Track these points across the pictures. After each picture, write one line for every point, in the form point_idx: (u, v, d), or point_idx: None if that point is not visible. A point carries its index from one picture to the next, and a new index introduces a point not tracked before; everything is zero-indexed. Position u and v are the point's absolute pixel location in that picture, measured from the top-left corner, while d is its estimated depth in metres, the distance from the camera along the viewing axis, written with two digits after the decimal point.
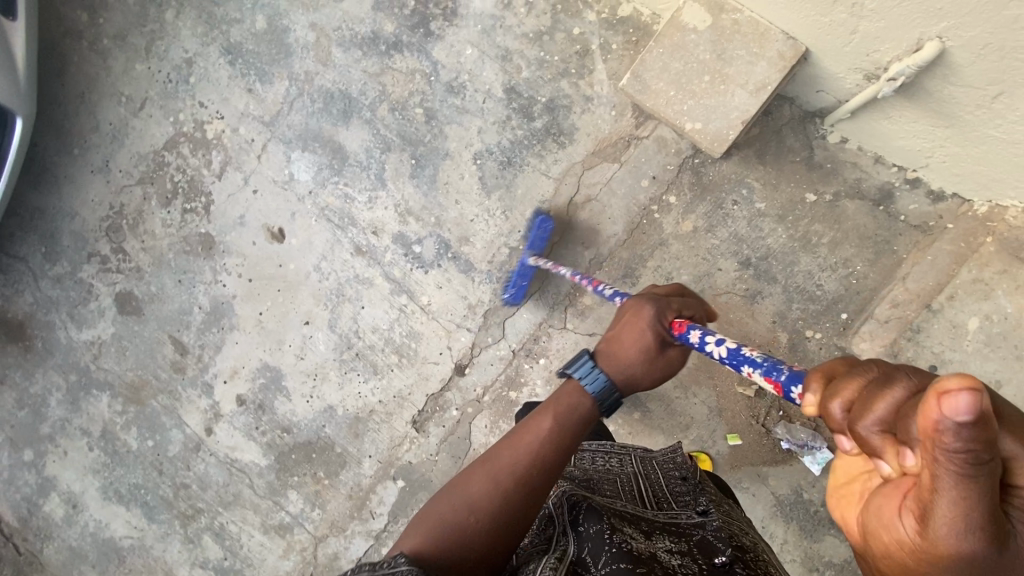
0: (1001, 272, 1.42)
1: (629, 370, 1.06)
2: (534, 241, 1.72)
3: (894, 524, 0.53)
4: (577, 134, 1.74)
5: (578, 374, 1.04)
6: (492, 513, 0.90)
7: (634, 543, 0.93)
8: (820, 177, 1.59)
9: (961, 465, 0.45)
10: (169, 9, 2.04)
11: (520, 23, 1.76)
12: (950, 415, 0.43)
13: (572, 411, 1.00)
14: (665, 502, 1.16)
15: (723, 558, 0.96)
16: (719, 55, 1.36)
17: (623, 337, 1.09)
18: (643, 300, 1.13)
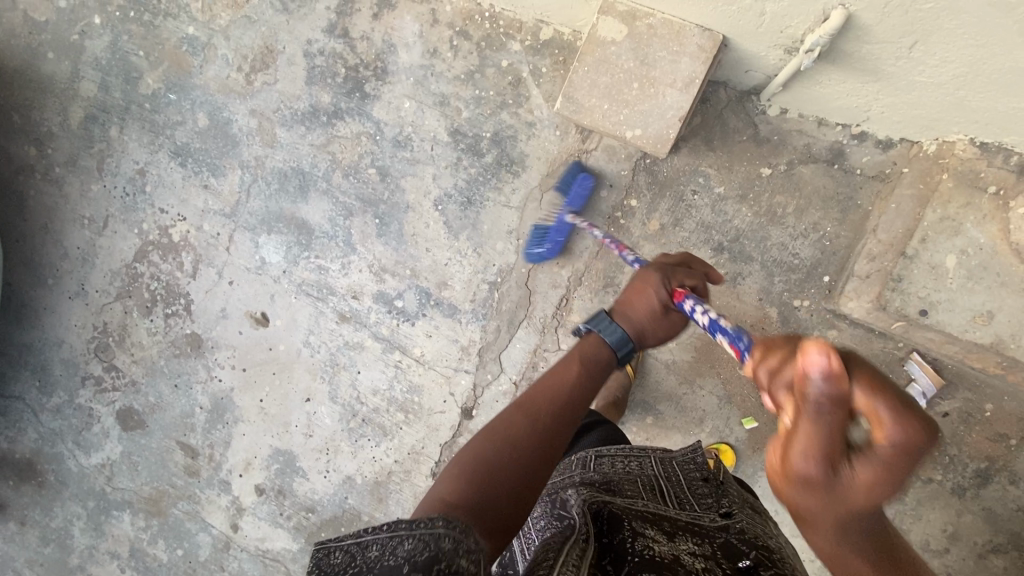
0: (965, 205, 1.41)
1: (638, 327, 1.15)
2: (574, 198, 1.71)
3: (773, 454, 0.64)
4: (528, 160, 1.77)
5: (596, 328, 1.15)
6: (530, 455, 0.95)
7: (655, 549, 0.96)
8: (770, 150, 1.61)
9: (819, 403, 0.57)
10: (112, 125, 2.07)
11: (450, 67, 1.80)
12: (814, 371, 0.57)
13: (595, 361, 1.11)
14: (687, 503, 1.17)
15: (745, 563, 0.99)
16: (643, 60, 1.38)
17: (633, 301, 1.17)
18: (652, 268, 1.19)
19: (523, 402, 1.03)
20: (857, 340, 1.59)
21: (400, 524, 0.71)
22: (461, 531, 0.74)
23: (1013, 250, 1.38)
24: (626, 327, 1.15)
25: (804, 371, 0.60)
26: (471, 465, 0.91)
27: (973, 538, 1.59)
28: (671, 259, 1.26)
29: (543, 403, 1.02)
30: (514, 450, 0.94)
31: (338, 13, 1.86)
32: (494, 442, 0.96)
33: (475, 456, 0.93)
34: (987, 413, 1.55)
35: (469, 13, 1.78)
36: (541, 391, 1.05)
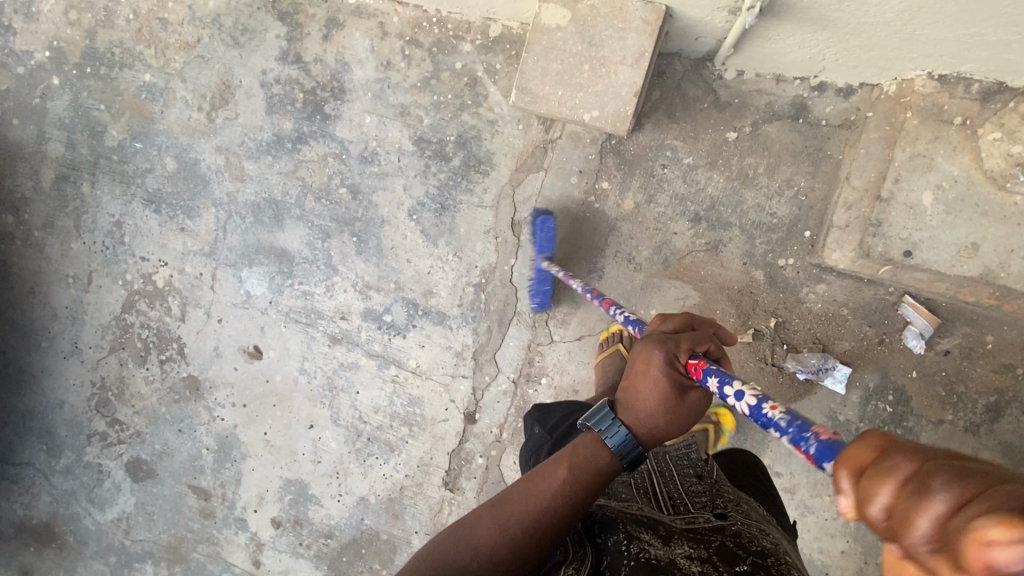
0: (933, 140, 1.38)
1: (647, 421, 1.10)
2: (543, 245, 1.67)
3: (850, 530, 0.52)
4: (495, 158, 1.76)
5: (599, 428, 1.11)
6: (493, 557, 0.97)
7: (651, 552, 0.94)
8: (733, 114, 1.60)
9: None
10: (84, 182, 2.08)
11: (405, 76, 1.80)
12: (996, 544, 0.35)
13: (587, 464, 1.08)
14: (681, 505, 1.16)
15: (744, 567, 0.94)
16: (590, 41, 1.37)
17: (638, 387, 1.11)
18: (651, 345, 1.12)
19: (505, 503, 1.05)
20: (847, 290, 1.58)
21: None
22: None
23: (990, 178, 1.36)
24: (628, 422, 1.10)
25: (919, 507, 0.43)
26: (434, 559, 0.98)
27: None
28: (674, 326, 1.18)
29: (522, 506, 1.03)
30: (476, 554, 0.98)
31: (288, 40, 1.87)
32: (459, 543, 1.00)
33: (434, 556, 0.99)
34: (989, 345, 1.53)
35: (417, 21, 1.78)
36: (523, 492, 1.06)
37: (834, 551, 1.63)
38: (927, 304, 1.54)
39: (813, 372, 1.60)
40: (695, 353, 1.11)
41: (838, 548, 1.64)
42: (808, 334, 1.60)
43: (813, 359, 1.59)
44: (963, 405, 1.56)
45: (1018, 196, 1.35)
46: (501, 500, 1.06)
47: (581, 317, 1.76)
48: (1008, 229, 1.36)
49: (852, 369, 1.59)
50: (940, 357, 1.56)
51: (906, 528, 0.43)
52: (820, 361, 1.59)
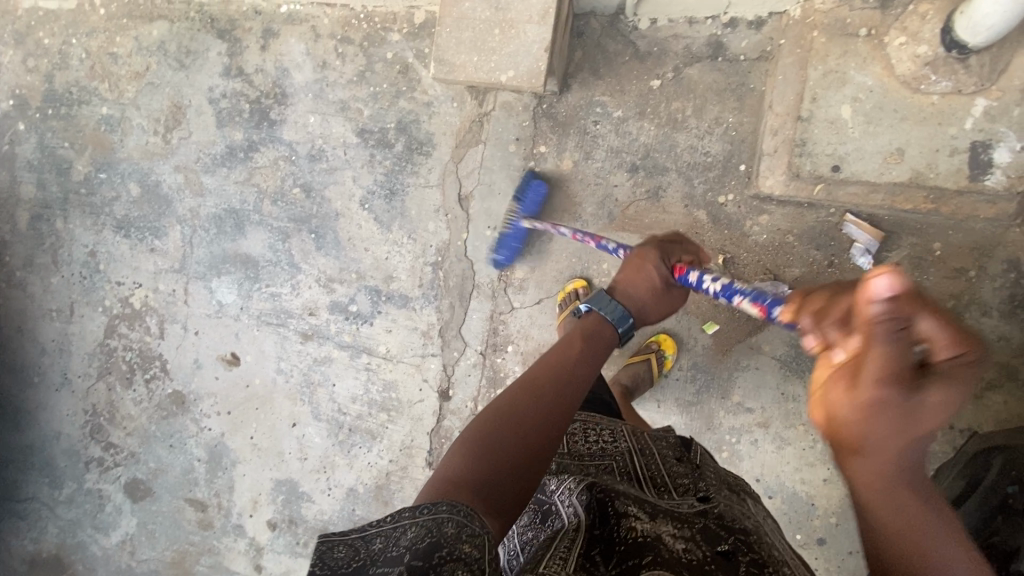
0: (843, 55, 1.41)
1: (640, 307, 1.21)
2: (529, 203, 1.72)
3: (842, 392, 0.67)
4: (435, 138, 1.82)
5: (598, 308, 1.18)
6: (535, 423, 0.90)
7: (637, 530, 0.91)
8: (653, 62, 1.64)
9: (883, 329, 0.60)
10: (56, 218, 2.17)
11: (341, 73, 1.87)
12: (879, 291, 0.59)
13: (597, 339, 1.11)
14: (665, 487, 1.08)
15: (725, 548, 0.90)
16: (497, 7, 1.44)
17: (633, 277, 1.23)
18: (648, 247, 1.27)
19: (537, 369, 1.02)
20: (790, 217, 1.60)
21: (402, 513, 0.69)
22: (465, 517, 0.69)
23: (903, 82, 1.38)
24: (626, 307, 1.20)
25: (858, 298, 0.63)
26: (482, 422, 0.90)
27: None
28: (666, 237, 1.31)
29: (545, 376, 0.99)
30: (517, 426, 0.89)
31: (229, 55, 1.96)
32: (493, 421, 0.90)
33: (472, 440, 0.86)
34: (938, 252, 1.53)
35: (346, 20, 1.86)
36: (542, 368, 1.02)
37: (816, 480, 1.64)
38: (870, 220, 1.55)
39: None
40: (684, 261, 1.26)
41: (819, 476, 1.64)
42: (758, 265, 1.62)
43: (764, 288, 1.60)
44: None
45: (935, 96, 1.38)
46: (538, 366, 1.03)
47: (537, 281, 1.79)
48: (929, 131, 1.38)
49: None
50: None
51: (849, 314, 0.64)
52: (772, 289, 1.61)
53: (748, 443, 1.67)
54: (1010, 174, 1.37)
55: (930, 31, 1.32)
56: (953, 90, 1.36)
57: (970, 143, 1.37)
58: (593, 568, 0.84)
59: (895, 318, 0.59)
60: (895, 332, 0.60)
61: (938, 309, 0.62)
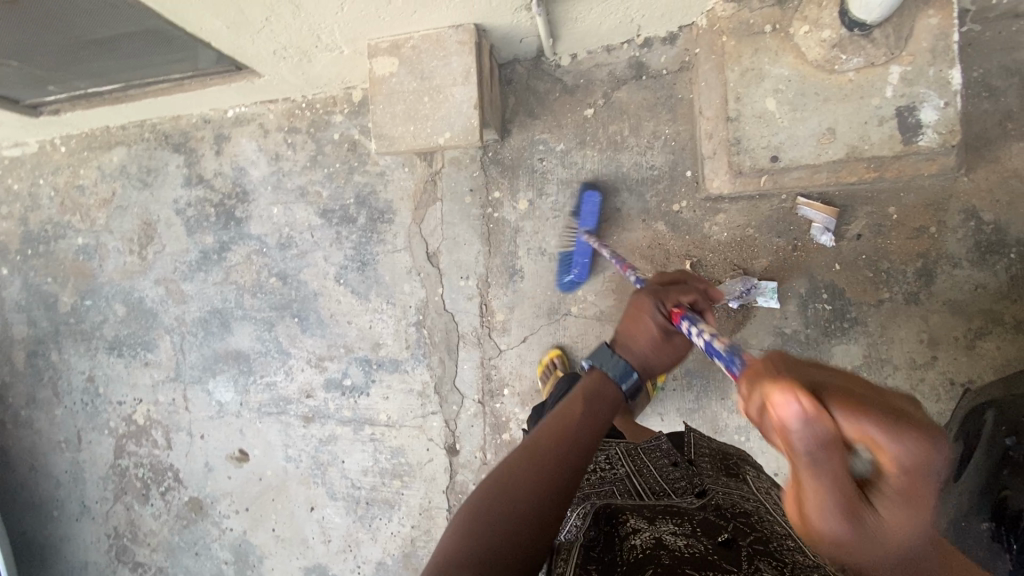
0: (755, 53, 1.47)
1: (640, 359, 1.14)
2: (586, 218, 1.69)
3: (790, 505, 0.59)
4: (395, 205, 1.88)
5: (600, 364, 1.14)
6: (537, 497, 0.90)
7: (639, 541, 0.92)
8: (583, 92, 1.70)
9: (808, 453, 0.52)
10: (51, 351, 2.23)
11: (294, 161, 1.95)
12: (789, 421, 0.52)
13: (598, 398, 1.09)
14: (664, 489, 1.12)
15: (726, 532, 0.93)
16: (422, 76, 1.51)
17: (634, 329, 1.16)
18: (645, 293, 1.18)
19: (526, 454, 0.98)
20: (745, 212, 1.63)
21: None
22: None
23: (817, 66, 1.44)
24: (630, 362, 1.14)
25: (768, 410, 0.56)
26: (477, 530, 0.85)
27: (953, 335, 1.55)
28: (666, 280, 1.25)
29: (547, 439, 1.00)
30: (519, 498, 0.90)
31: (188, 166, 2.05)
32: (498, 485, 0.92)
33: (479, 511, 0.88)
34: (894, 216, 1.56)
35: (290, 112, 1.94)
36: (548, 430, 1.02)
37: None
38: (821, 199, 1.58)
39: (743, 296, 1.63)
40: (682, 303, 1.17)
41: None
42: (725, 263, 1.65)
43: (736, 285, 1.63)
44: (893, 280, 1.58)
45: (851, 73, 1.43)
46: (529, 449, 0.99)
47: (518, 320, 1.81)
48: (853, 106, 1.43)
49: (779, 282, 1.62)
50: (854, 242, 1.58)
51: (756, 416, 0.59)
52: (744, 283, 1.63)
53: (757, 439, 1.67)
54: (941, 130, 1.40)
55: (830, 14, 1.37)
56: (866, 64, 1.41)
57: (895, 109, 1.41)
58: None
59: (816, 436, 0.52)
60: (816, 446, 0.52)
61: (866, 408, 0.51)
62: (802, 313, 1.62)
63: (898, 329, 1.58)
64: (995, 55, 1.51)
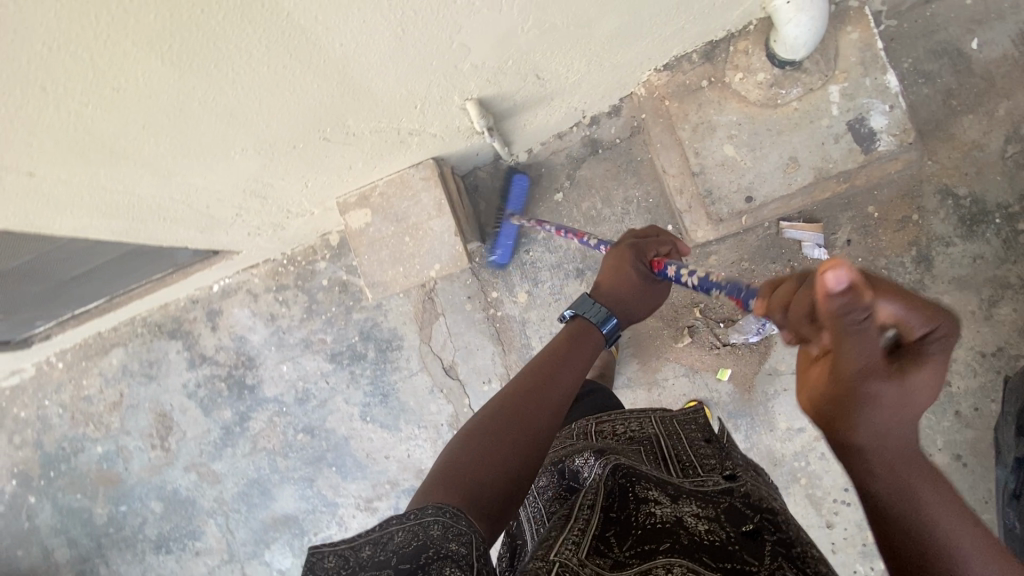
0: (699, 109, 1.53)
1: (620, 305, 1.18)
2: (516, 200, 1.74)
3: (819, 386, 0.68)
4: (400, 331, 1.89)
5: (580, 314, 1.17)
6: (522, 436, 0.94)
7: (660, 512, 0.79)
8: (549, 180, 1.75)
9: (847, 324, 0.58)
10: (98, 566, 2.18)
11: (290, 316, 1.96)
12: (831, 286, 0.55)
13: (586, 345, 1.13)
14: (689, 468, 0.95)
15: (764, 519, 0.78)
16: (397, 218, 1.54)
17: (613, 278, 1.19)
18: (623, 245, 1.22)
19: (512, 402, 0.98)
20: (735, 248, 1.66)
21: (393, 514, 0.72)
22: (453, 518, 0.73)
23: (762, 105, 1.49)
24: (608, 308, 1.18)
25: (805, 302, 0.64)
26: (447, 475, 0.85)
27: (969, 310, 1.57)
28: (639, 232, 1.26)
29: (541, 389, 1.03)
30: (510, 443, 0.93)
31: (188, 348, 2.04)
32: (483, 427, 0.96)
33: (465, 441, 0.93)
34: (876, 214, 1.60)
35: (274, 271, 1.96)
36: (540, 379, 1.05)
37: None
38: (803, 218, 1.62)
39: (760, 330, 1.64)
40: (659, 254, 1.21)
41: None
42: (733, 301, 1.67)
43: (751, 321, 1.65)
44: (895, 273, 1.60)
45: (794, 102, 1.48)
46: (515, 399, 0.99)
47: None
48: (806, 132, 1.48)
49: None
50: (847, 248, 1.62)
51: (794, 312, 0.65)
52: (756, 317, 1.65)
53: (816, 459, 1.67)
54: (895, 132, 1.46)
55: (759, 59, 1.46)
56: (805, 92, 1.47)
57: (847, 124, 1.46)
58: (607, 552, 0.73)
59: (855, 313, 0.58)
60: (859, 322, 0.58)
61: (902, 291, 0.63)
62: None
63: None
64: (919, 42, 1.58)
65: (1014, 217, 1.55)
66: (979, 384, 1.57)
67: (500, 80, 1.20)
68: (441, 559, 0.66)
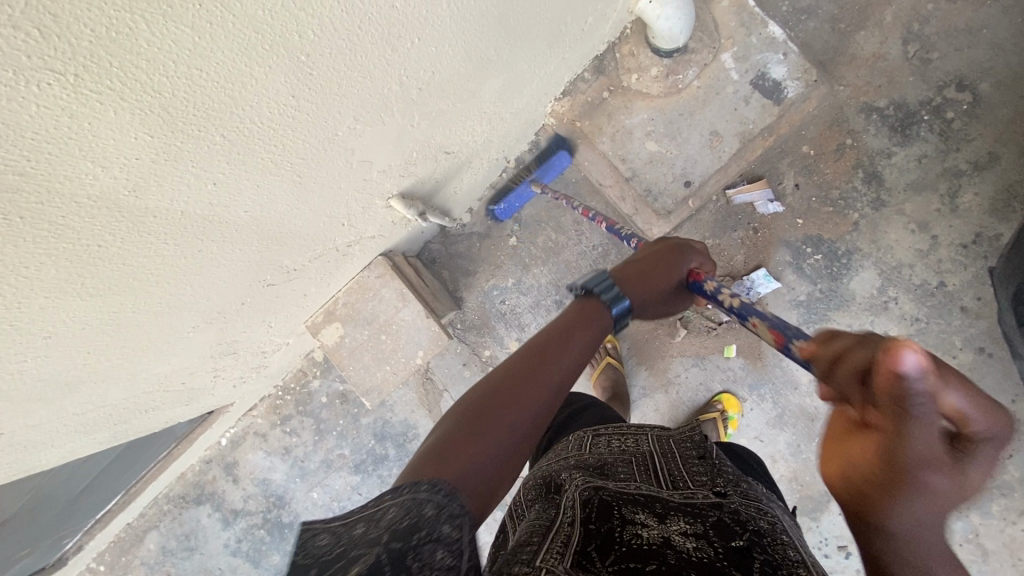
0: (611, 119, 1.57)
1: (645, 295, 1.05)
2: (546, 169, 1.61)
3: (861, 461, 0.59)
4: (411, 420, 1.88)
5: (598, 286, 1.03)
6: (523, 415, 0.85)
7: (645, 535, 0.77)
8: (499, 228, 1.77)
9: (910, 412, 0.52)
10: None
11: (303, 443, 1.94)
12: (904, 368, 0.49)
13: (593, 315, 1.01)
14: (680, 479, 0.94)
15: (741, 544, 0.78)
16: (367, 321, 1.55)
17: (652, 269, 1.07)
18: (672, 245, 1.10)
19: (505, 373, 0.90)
20: (694, 231, 1.66)
21: (384, 492, 0.62)
22: (449, 497, 0.63)
23: (666, 95, 1.53)
24: (625, 287, 1.04)
25: (857, 358, 0.58)
26: (432, 454, 0.75)
27: (934, 210, 1.57)
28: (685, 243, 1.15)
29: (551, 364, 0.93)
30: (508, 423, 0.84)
31: (217, 508, 2.01)
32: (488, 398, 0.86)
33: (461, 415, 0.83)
34: (813, 153, 1.61)
35: (273, 405, 1.95)
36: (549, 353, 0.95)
37: None
38: (746, 180, 1.64)
39: (746, 298, 1.65)
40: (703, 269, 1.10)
41: None
42: None
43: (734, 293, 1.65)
44: (853, 199, 1.61)
45: (695, 82, 1.52)
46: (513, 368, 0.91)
47: None
48: (716, 105, 1.51)
49: (766, 264, 1.65)
50: (798, 192, 1.63)
51: (844, 367, 0.59)
52: (738, 288, 1.65)
53: None
54: (798, 76, 1.49)
55: (646, 56, 1.51)
56: (701, 70, 1.51)
57: (750, 85, 1.50)
58: (590, 566, 0.70)
59: (919, 400, 0.51)
60: (925, 407, 0.51)
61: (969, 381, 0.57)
62: (804, 276, 1.63)
63: (888, 235, 1.59)
64: None
65: (939, 109, 1.56)
66: (973, 276, 1.55)
67: (414, 169, 1.23)
68: (434, 542, 0.56)
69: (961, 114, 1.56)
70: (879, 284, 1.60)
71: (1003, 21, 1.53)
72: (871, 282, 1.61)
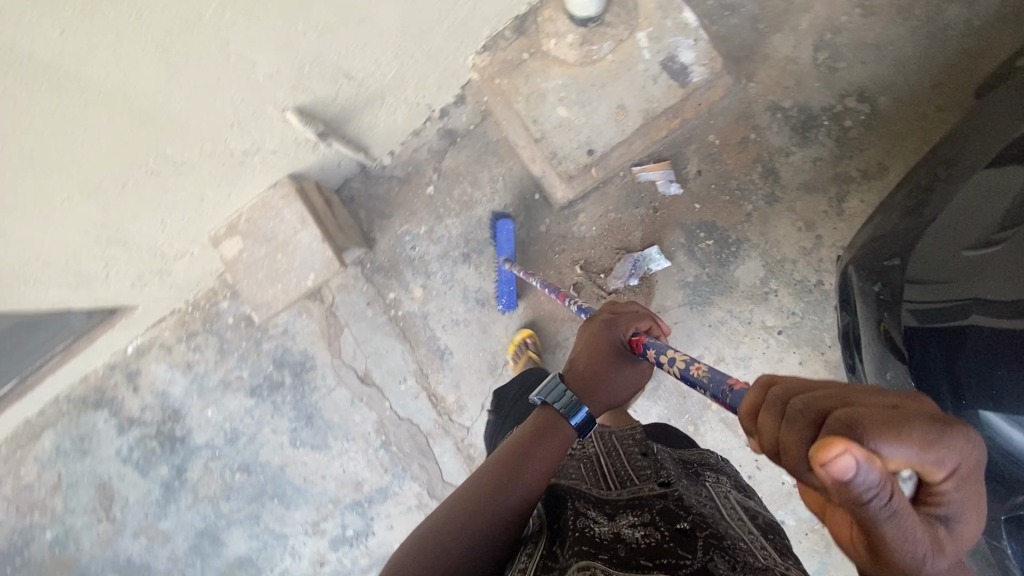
0: (527, 80, 1.64)
1: (595, 396, 1.09)
2: (506, 246, 1.74)
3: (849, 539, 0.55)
4: (310, 351, 1.92)
5: (550, 400, 1.07)
6: (480, 541, 0.92)
7: (594, 530, 0.82)
8: (416, 175, 1.83)
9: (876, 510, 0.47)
10: None
11: (204, 362, 1.98)
12: (840, 477, 0.44)
13: (550, 434, 1.04)
14: (629, 474, 0.96)
15: (684, 525, 0.81)
16: (266, 237, 1.60)
17: (594, 362, 1.10)
18: (600, 325, 1.13)
19: (470, 494, 0.97)
20: (599, 203, 1.73)
21: None
22: None
23: (581, 64, 1.60)
24: (580, 395, 1.08)
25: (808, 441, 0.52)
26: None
27: (821, 211, 1.65)
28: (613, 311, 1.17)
29: (512, 489, 0.97)
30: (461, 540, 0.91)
31: (114, 415, 2.04)
32: (451, 521, 0.93)
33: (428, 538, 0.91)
34: (718, 142, 1.69)
35: (181, 320, 1.99)
36: (513, 472, 0.99)
37: (795, 367, 1.67)
38: (652, 159, 1.70)
39: (635, 273, 1.71)
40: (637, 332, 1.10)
41: (795, 363, 1.67)
42: (608, 251, 1.73)
43: (625, 266, 1.71)
44: (748, 191, 1.68)
45: (609, 56, 1.59)
46: (465, 497, 0.97)
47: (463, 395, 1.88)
48: (625, 80, 1.59)
49: (660, 242, 1.71)
50: (699, 178, 1.70)
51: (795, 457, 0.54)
52: (629, 264, 1.72)
53: None
54: (704, 62, 1.57)
55: (564, 24, 1.58)
56: (615, 45, 1.58)
57: (659, 65, 1.58)
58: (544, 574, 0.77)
59: (878, 496, 0.46)
60: (879, 505, 0.47)
61: (906, 429, 0.51)
62: (694, 259, 1.70)
63: (776, 229, 1.67)
64: None
65: (839, 116, 1.64)
66: None
67: (309, 85, 1.28)
68: None
69: (857, 124, 1.64)
70: (763, 275, 1.67)
71: (906, 40, 1.61)
72: (755, 272, 1.68)
